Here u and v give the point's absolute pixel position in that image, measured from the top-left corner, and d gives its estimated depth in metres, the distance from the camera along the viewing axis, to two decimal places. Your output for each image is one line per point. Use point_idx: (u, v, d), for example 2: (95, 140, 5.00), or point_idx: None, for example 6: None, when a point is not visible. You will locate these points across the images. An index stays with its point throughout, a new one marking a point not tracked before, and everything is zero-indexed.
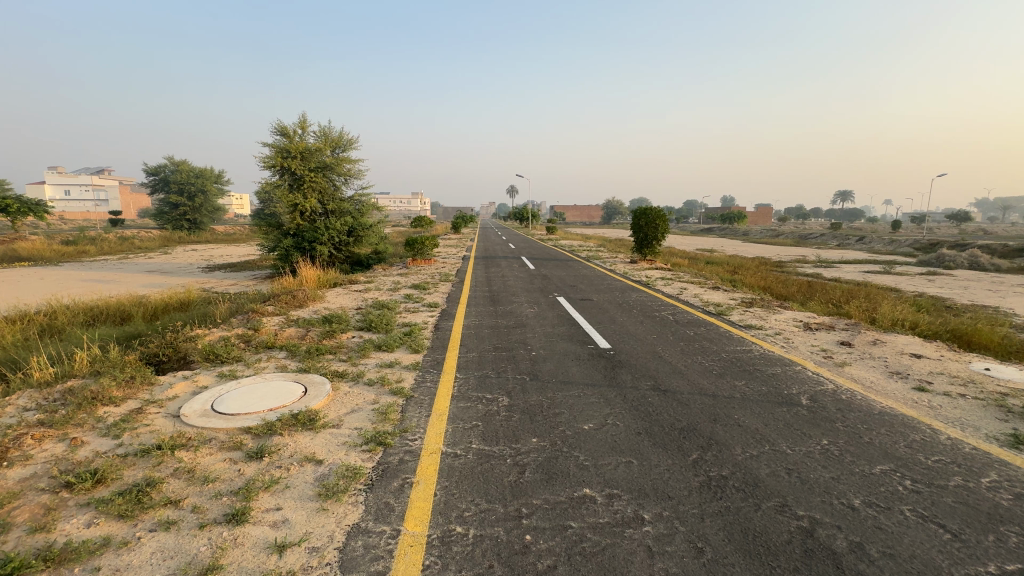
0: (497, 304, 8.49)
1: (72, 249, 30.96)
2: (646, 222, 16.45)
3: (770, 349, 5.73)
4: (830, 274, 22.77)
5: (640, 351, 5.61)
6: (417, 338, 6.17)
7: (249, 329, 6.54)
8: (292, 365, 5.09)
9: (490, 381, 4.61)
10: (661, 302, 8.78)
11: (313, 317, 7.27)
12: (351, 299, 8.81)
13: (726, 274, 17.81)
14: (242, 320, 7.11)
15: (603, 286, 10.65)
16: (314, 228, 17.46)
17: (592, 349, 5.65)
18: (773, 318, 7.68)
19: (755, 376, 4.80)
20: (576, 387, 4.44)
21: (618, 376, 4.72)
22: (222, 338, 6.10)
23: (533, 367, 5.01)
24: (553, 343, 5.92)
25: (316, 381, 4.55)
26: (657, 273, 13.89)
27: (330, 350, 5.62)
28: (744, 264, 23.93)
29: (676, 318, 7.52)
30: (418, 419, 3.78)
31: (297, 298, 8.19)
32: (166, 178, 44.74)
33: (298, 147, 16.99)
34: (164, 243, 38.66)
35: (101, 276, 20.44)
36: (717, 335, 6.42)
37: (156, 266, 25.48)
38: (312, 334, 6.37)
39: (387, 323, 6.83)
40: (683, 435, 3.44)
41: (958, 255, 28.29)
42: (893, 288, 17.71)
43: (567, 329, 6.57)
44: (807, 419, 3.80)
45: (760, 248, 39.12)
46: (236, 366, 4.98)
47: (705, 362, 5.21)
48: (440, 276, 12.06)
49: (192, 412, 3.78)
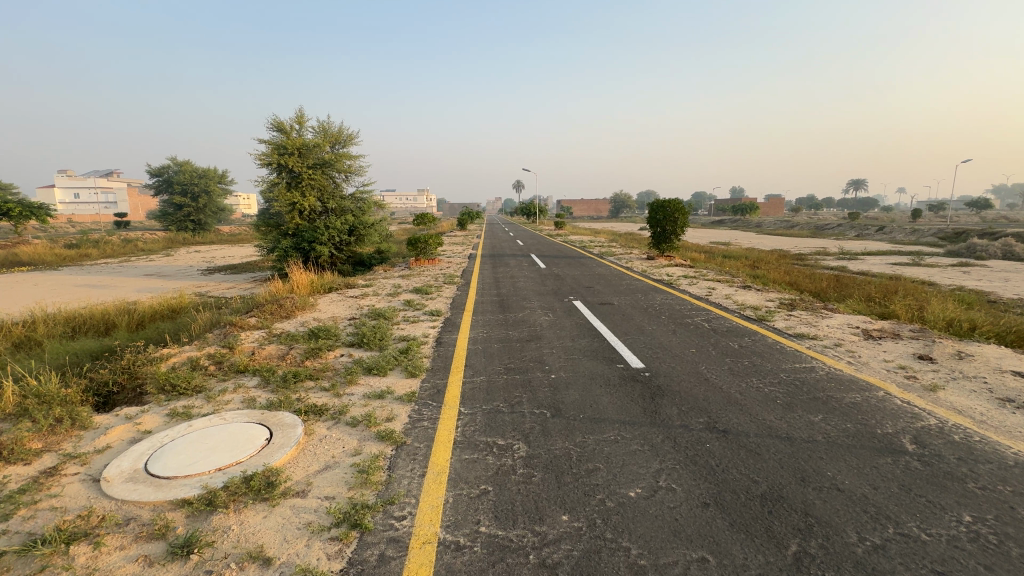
0: (507, 310, 7.57)
1: (75, 253, 30.48)
2: (665, 216, 15.42)
3: (837, 368, 4.78)
4: (857, 267, 21.63)
5: (682, 373, 4.65)
6: (415, 357, 5.27)
7: (222, 348, 5.68)
8: (261, 397, 4.20)
9: (501, 419, 3.70)
10: (691, 306, 7.83)
11: (298, 331, 6.38)
12: (344, 307, 7.93)
13: (749, 270, 16.73)
14: (218, 336, 6.24)
15: (623, 287, 9.73)
16: (313, 228, 16.67)
17: (622, 370, 4.72)
18: (824, 324, 6.68)
19: (832, 408, 3.84)
20: (610, 427, 3.52)
21: (661, 409, 3.78)
22: (189, 360, 5.25)
23: (554, 396, 4.11)
24: (574, 363, 4.98)
25: (286, 421, 3.67)
26: (678, 270, 12.92)
27: (311, 375, 4.73)
28: (764, 258, 22.76)
29: (713, 325, 6.57)
30: (408, 481, 2.87)
31: (285, 308, 7.34)
32: (169, 178, 44.19)
33: (295, 142, 16.23)
34: (168, 245, 38.16)
35: (98, 280, 19.80)
36: (766, 348, 5.45)
37: (156, 268, 24.79)
38: (294, 353, 5.50)
39: (382, 338, 5.93)
40: (770, 510, 2.51)
41: (989, 244, 26.96)
42: (929, 282, 16.55)
43: (590, 343, 5.64)
44: (924, 476, 2.85)
45: (777, 240, 37.77)
46: (193, 401, 4.10)
47: (763, 388, 4.26)
48: (444, 278, 11.18)
49: (114, 475, 2.91)
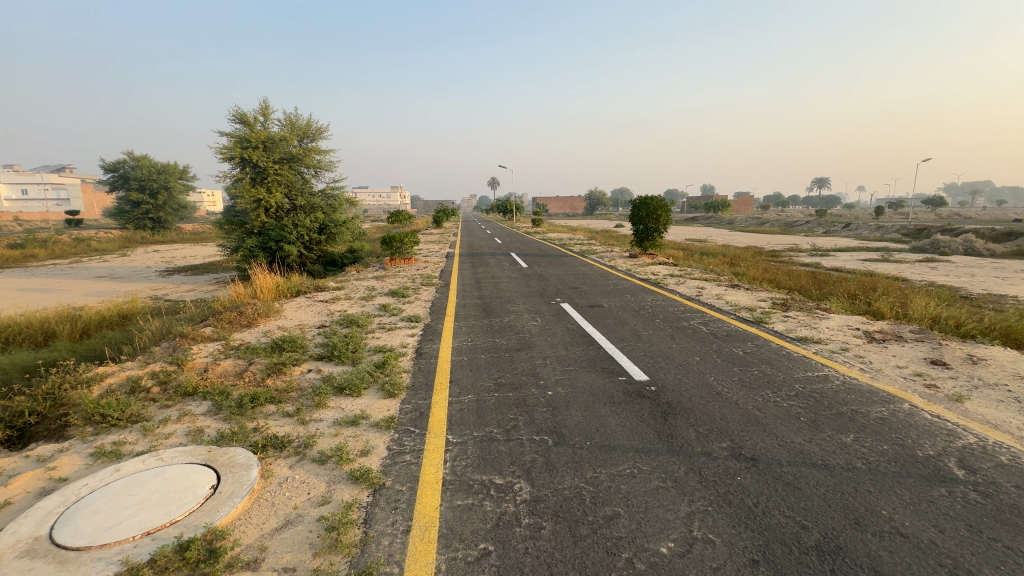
0: (491, 315, 7.04)
1: (19, 253, 28.30)
2: (647, 213, 15.19)
3: (852, 377, 4.45)
4: (831, 263, 21.96)
5: (690, 386, 4.23)
6: (393, 372, 4.69)
7: (169, 366, 4.96)
8: (209, 428, 3.55)
9: (496, 450, 3.19)
10: (684, 307, 7.49)
11: (259, 343, 5.68)
12: (313, 313, 7.25)
13: (730, 267, 16.65)
14: (165, 351, 5.48)
15: (610, 288, 9.32)
16: (281, 226, 15.73)
17: (626, 384, 4.27)
18: (824, 325, 6.41)
19: (860, 426, 3.48)
20: (623, 457, 3.05)
21: (676, 433, 3.34)
22: (128, 382, 4.52)
23: (554, 419, 3.62)
24: (572, 376, 4.50)
25: (237, 459, 3.05)
26: (662, 269, 12.63)
27: (273, 396, 4.10)
28: (740, 255, 22.92)
29: (711, 329, 6.21)
30: (388, 542, 2.32)
31: (245, 316, 6.63)
32: (125, 174, 41.58)
33: (260, 135, 15.29)
34: (124, 245, 35.95)
35: (42, 284, 18.26)
36: (773, 355, 5.09)
37: (109, 270, 23.11)
38: (254, 369, 4.85)
39: (355, 350, 5.31)
40: (832, 569, 2.08)
41: (951, 240, 27.95)
42: (901, 278, 16.89)
43: (585, 352, 5.17)
44: (989, 513, 2.47)
45: (750, 237, 38.37)
46: (126, 435, 3.41)
47: (782, 403, 3.88)
48: (422, 279, 10.57)
49: (5, 548, 2.25)
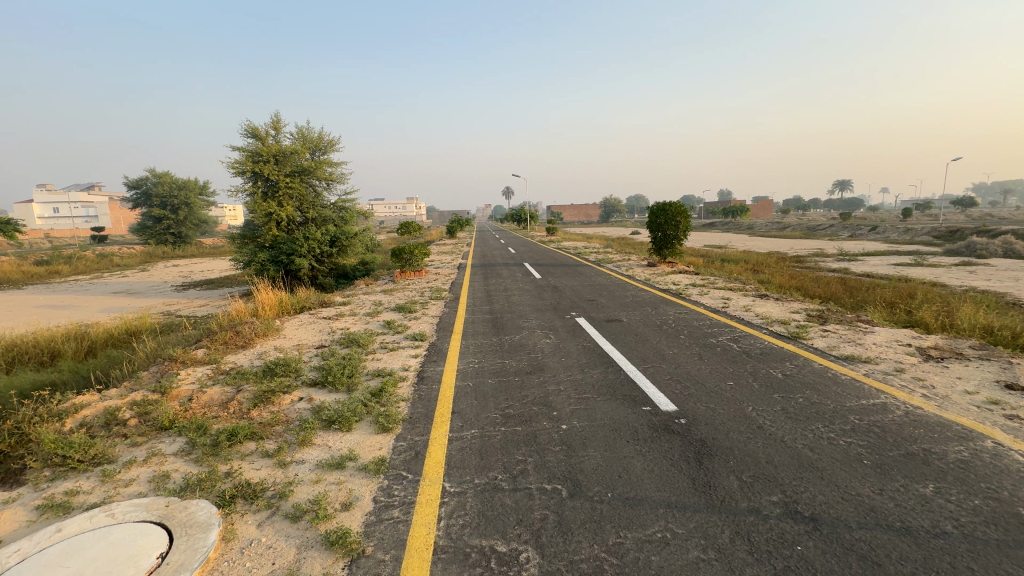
0: (501, 333, 6.55)
1: (44, 269, 28.90)
2: (665, 219, 14.59)
3: (916, 407, 3.84)
4: (861, 268, 20.94)
5: (726, 418, 3.68)
6: (390, 402, 4.23)
7: (152, 394, 4.61)
8: (177, 472, 3.14)
9: (500, 504, 2.69)
10: (710, 321, 6.91)
11: (252, 367, 5.30)
12: (314, 332, 6.89)
13: (754, 275, 15.90)
14: (152, 376, 5.15)
15: (629, 299, 8.76)
16: (292, 239, 15.54)
17: (651, 416, 3.74)
18: (870, 341, 5.77)
19: (939, 472, 2.88)
20: (652, 515, 2.52)
21: (716, 483, 2.80)
22: (104, 415, 4.15)
23: (569, 461, 3.11)
24: (589, 406, 3.98)
25: (197, 517, 2.61)
26: (684, 278, 12.02)
27: (255, 432, 3.68)
28: (763, 260, 22.00)
29: (743, 346, 5.62)
30: None
31: (243, 336, 6.30)
32: (148, 191, 42.38)
33: (271, 149, 15.21)
34: (145, 260, 36.55)
35: (61, 300, 18.43)
36: (817, 378, 4.51)
37: (127, 285, 23.33)
38: (241, 398, 4.46)
39: (351, 374, 4.89)
40: None
41: (988, 242, 26.53)
42: (939, 283, 15.86)
43: (604, 376, 4.64)
44: None
45: (773, 242, 37.13)
46: (82, 482, 3.02)
47: (838, 441, 3.30)
48: (431, 293, 10.17)
49: None
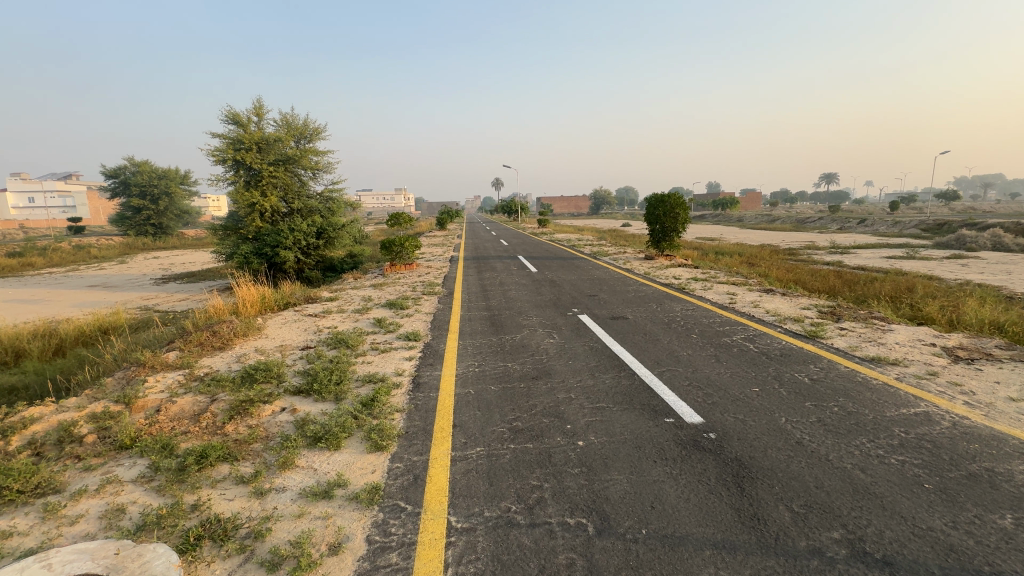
0: (501, 332, 6.14)
1: (16, 262, 27.69)
2: (664, 211, 14.23)
3: (964, 418, 3.49)
4: (855, 261, 20.82)
5: (759, 431, 3.32)
6: (383, 413, 3.80)
7: (115, 405, 4.12)
8: (135, 506, 2.68)
9: (517, 546, 2.27)
10: (721, 319, 6.55)
11: (229, 372, 4.81)
12: (299, 331, 6.40)
13: (751, 268, 15.66)
14: (118, 384, 4.64)
15: (632, 295, 8.37)
16: (276, 231, 14.90)
17: (676, 430, 3.36)
18: (892, 341, 5.47)
19: (1014, 499, 2.52)
20: (700, 562, 2.12)
21: (766, 516, 2.41)
22: (56, 431, 3.65)
23: (591, 487, 2.71)
24: (606, 418, 3.59)
25: (152, 569, 2.15)
26: (684, 272, 11.69)
27: (229, 452, 3.22)
28: (757, 254, 21.77)
29: (760, 347, 5.26)
30: None
31: (220, 337, 5.80)
32: (126, 180, 40.79)
33: (254, 136, 14.52)
34: (123, 252, 35.31)
35: (32, 294, 17.55)
36: (848, 384, 4.16)
37: (104, 278, 22.39)
38: (215, 409, 3.98)
39: (340, 381, 4.44)
40: None
41: (977, 235, 26.66)
42: (935, 276, 15.75)
43: (618, 382, 4.26)
44: None
45: (765, 235, 37.04)
46: (17, 521, 2.54)
47: (889, 460, 2.94)
48: (424, 288, 9.71)
49: None
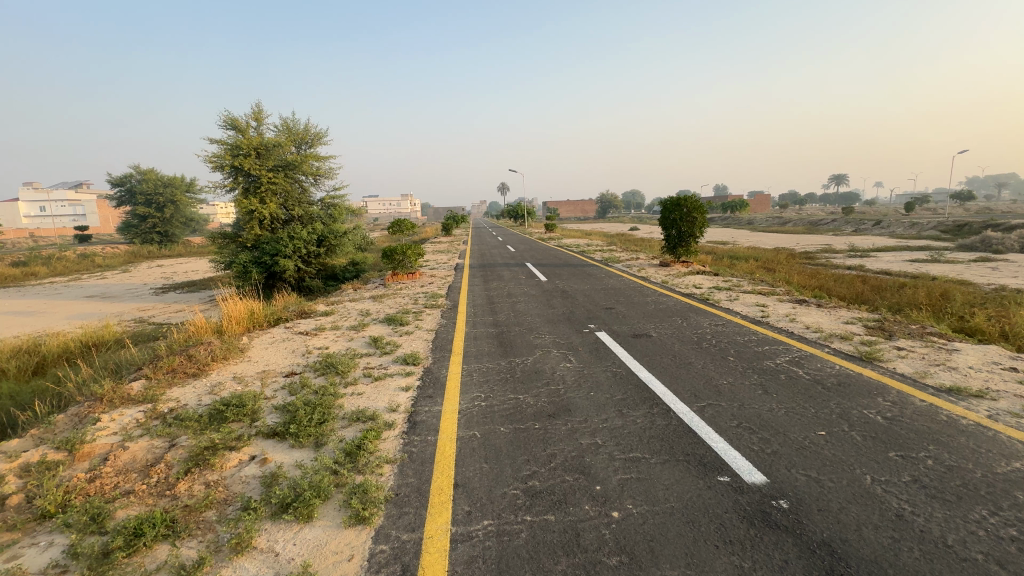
0: (510, 354, 5.46)
1: (19, 271, 27.36)
2: (680, 215, 13.50)
3: None
4: (877, 265, 19.91)
5: (841, 497, 2.60)
6: (371, 466, 3.12)
7: (56, 453, 3.46)
8: None
9: None
10: (757, 337, 5.82)
11: (197, 407, 4.15)
12: (286, 352, 5.76)
13: (771, 274, 14.84)
14: (69, 423, 4.01)
15: (653, 308, 7.65)
16: (275, 239, 14.31)
17: (735, 495, 2.65)
18: (964, 364, 4.72)
19: None
20: None
21: None
22: None
23: None
24: (644, 475, 2.89)
25: None
26: (705, 281, 10.95)
27: (169, 529, 2.54)
28: (773, 258, 20.92)
29: (811, 374, 4.52)
30: None
31: (195, 362, 5.17)
32: (132, 189, 40.71)
33: (252, 141, 14.01)
34: (127, 260, 34.96)
35: (28, 306, 17.07)
36: (932, 426, 3.42)
37: (105, 288, 21.94)
38: (170, 459, 3.31)
39: (323, 419, 3.78)
40: None
41: (1004, 236, 25.51)
42: (968, 281, 14.84)
43: (651, 423, 3.56)
44: None
45: (778, 238, 36.07)
46: None
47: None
48: (427, 300, 9.06)
49: None
